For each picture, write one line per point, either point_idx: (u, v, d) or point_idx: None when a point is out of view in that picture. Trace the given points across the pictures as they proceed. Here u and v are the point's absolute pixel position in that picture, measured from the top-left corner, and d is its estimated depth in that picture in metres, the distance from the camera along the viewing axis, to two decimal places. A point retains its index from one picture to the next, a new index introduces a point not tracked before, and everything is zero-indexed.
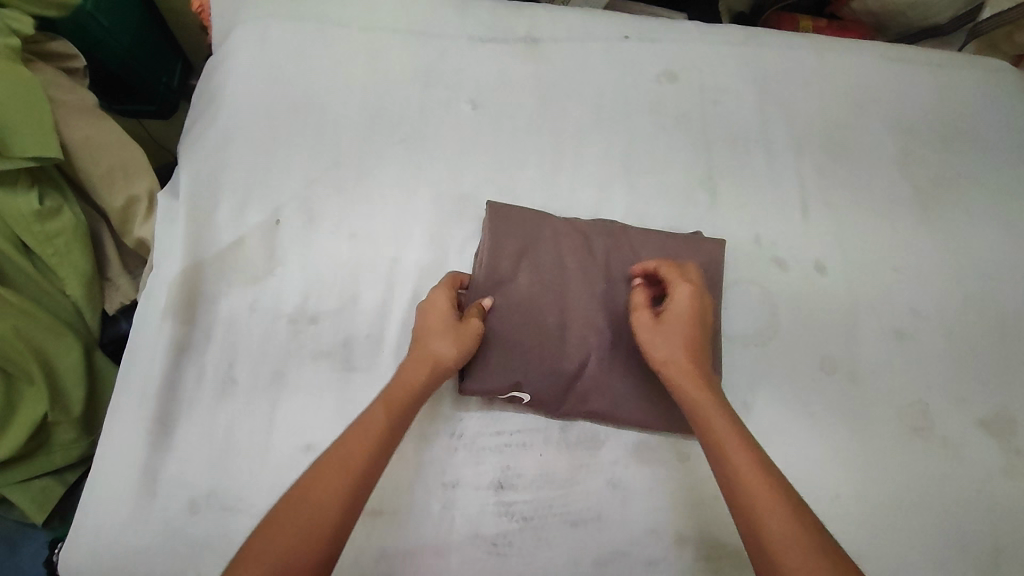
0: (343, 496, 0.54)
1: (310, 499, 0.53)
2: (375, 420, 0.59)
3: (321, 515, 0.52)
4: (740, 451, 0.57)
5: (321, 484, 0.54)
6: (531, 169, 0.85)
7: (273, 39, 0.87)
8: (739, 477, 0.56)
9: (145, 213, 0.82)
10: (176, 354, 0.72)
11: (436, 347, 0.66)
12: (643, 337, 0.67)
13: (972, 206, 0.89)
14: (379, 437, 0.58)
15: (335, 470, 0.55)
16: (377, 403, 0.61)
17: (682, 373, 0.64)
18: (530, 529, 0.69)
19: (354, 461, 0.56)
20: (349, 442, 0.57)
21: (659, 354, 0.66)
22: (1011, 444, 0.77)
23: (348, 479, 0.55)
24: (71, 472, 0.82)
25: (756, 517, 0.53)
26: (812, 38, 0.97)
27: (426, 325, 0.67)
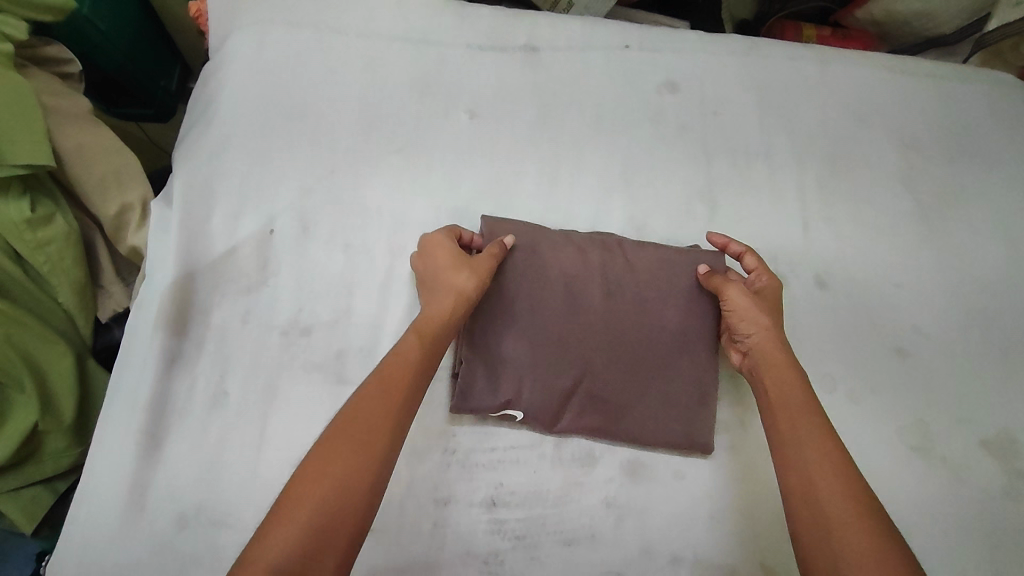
0: (389, 418, 0.56)
1: (358, 423, 0.55)
2: (409, 351, 0.61)
3: (371, 435, 0.54)
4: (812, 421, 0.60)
5: (368, 408, 0.56)
6: (529, 180, 0.84)
7: (270, 45, 0.86)
8: (810, 443, 0.58)
9: (139, 221, 0.82)
10: (166, 365, 0.72)
11: (455, 279, 0.67)
12: (738, 304, 0.70)
13: (976, 221, 0.88)
14: (416, 365, 0.60)
15: (380, 394, 0.57)
16: (409, 333, 0.63)
17: (775, 345, 0.67)
18: (523, 548, 0.68)
19: (396, 386, 0.58)
20: (389, 368, 0.59)
21: (760, 323, 0.68)
22: (1011, 465, 0.76)
23: (392, 403, 0.57)
24: (62, 480, 0.80)
25: (814, 479, 0.56)
26: (814, 49, 0.96)
27: (438, 262, 0.69)
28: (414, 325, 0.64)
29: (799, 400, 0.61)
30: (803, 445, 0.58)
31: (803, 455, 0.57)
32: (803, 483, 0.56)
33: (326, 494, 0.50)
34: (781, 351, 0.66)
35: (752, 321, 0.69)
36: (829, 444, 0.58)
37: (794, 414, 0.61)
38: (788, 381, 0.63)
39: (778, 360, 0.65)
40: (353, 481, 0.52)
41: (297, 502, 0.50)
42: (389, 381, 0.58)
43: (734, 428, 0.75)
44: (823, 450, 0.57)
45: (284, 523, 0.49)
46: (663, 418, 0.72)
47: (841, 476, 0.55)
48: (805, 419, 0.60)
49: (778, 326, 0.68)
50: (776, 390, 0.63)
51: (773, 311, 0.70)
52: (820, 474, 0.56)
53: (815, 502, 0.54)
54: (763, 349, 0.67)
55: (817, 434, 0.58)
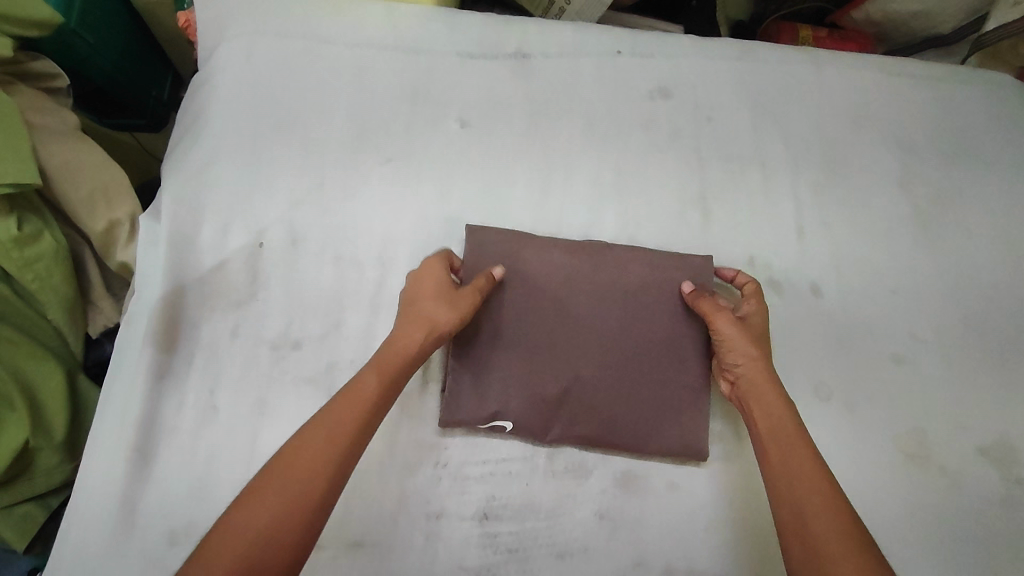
0: (331, 456, 0.55)
1: (298, 463, 0.54)
2: (364, 387, 0.60)
3: (309, 477, 0.53)
4: (805, 454, 0.59)
5: (310, 443, 0.55)
6: (520, 189, 0.83)
7: (260, 57, 0.86)
8: (806, 480, 0.57)
9: (128, 237, 0.80)
10: (157, 381, 0.71)
11: (432, 309, 0.67)
12: (727, 332, 0.69)
13: (973, 225, 0.87)
14: (368, 401, 0.60)
15: (324, 432, 0.56)
16: (369, 368, 0.62)
17: (761, 375, 0.66)
18: (515, 561, 0.67)
19: (343, 423, 0.57)
20: (339, 406, 0.58)
21: (750, 355, 0.67)
22: (1010, 472, 0.75)
23: (337, 443, 0.56)
24: (55, 496, 0.80)
25: (808, 517, 0.55)
26: (808, 51, 0.95)
27: (420, 289, 0.68)
28: (375, 358, 0.63)
29: (792, 433, 0.61)
30: (801, 482, 0.57)
31: (802, 493, 0.56)
32: (797, 522, 0.55)
33: (255, 533, 0.50)
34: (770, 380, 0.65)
35: (741, 352, 0.68)
36: (823, 480, 0.57)
37: (788, 447, 0.60)
38: (776, 411, 0.63)
39: (767, 389, 0.64)
40: (286, 522, 0.51)
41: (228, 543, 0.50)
42: (337, 419, 0.57)
43: (729, 435, 0.75)
44: (818, 484, 0.56)
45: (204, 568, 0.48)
46: (656, 426, 0.72)
47: (840, 514, 0.54)
48: (795, 453, 0.59)
49: (767, 356, 0.67)
50: (770, 421, 0.62)
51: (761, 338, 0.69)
52: (819, 512, 0.54)
53: (809, 542, 0.53)
54: (753, 381, 0.66)
55: (812, 469, 0.58)
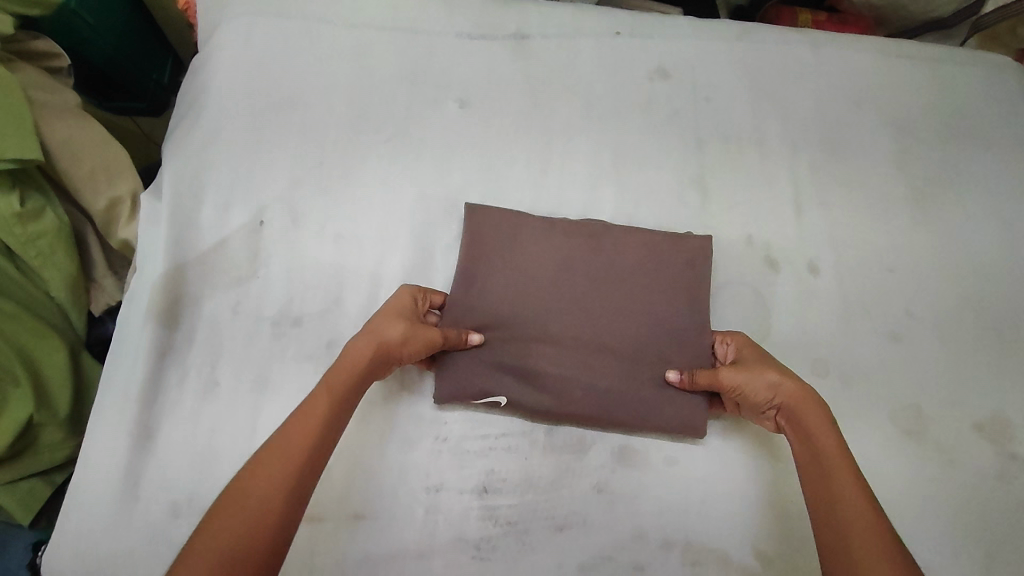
0: (287, 480, 0.53)
1: (255, 486, 0.52)
2: (317, 407, 0.59)
3: (268, 501, 0.51)
4: (847, 475, 0.58)
5: (264, 469, 0.53)
6: (520, 168, 0.83)
7: (259, 37, 0.86)
8: (856, 513, 0.55)
9: (129, 214, 0.82)
10: (159, 357, 0.72)
11: (382, 328, 0.65)
12: (743, 381, 0.68)
13: (970, 204, 0.88)
14: (320, 422, 0.58)
15: (279, 457, 0.54)
16: (319, 390, 0.61)
17: (799, 398, 0.65)
18: (515, 533, 0.68)
19: (296, 447, 0.55)
20: (292, 428, 0.57)
21: (778, 378, 0.66)
22: (1005, 447, 0.75)
23: (294, 464, 0.54)
24: (59, 472, 0.81)
25: (849, 539, 0.54)
26: (806, 32, 0.96)
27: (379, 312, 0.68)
28: (324, 378, 0.62)
29: (843, 467, 0.59)
30: (848, 513, 0.56)
31: (852, 526, 0.55)
32: (837, 543, 0.55)
33: (215, 566, 0.47)
34: (817, 409, 0.64)
35: (764, 387, 0.66)
36: (874, 515, 0.55)
37: (841, 479, 0.58)
38: (819, 435, 0.62)
39: (818, 423, 0.63)
40: (245, 549, 0.49)
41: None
42: (290, 441, 0.56)
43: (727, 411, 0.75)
44: (864, 516, 0.55)
45: None
46: (653, 403, 0.72)
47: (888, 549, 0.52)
48: (841, 475, 0.58)
49: (793, 383, 0.66)
50: (820, 454, 0.61)
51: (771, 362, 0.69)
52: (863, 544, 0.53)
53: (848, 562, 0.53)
54: (795, 408, 0.65)
55: (862, 502, 0.56)
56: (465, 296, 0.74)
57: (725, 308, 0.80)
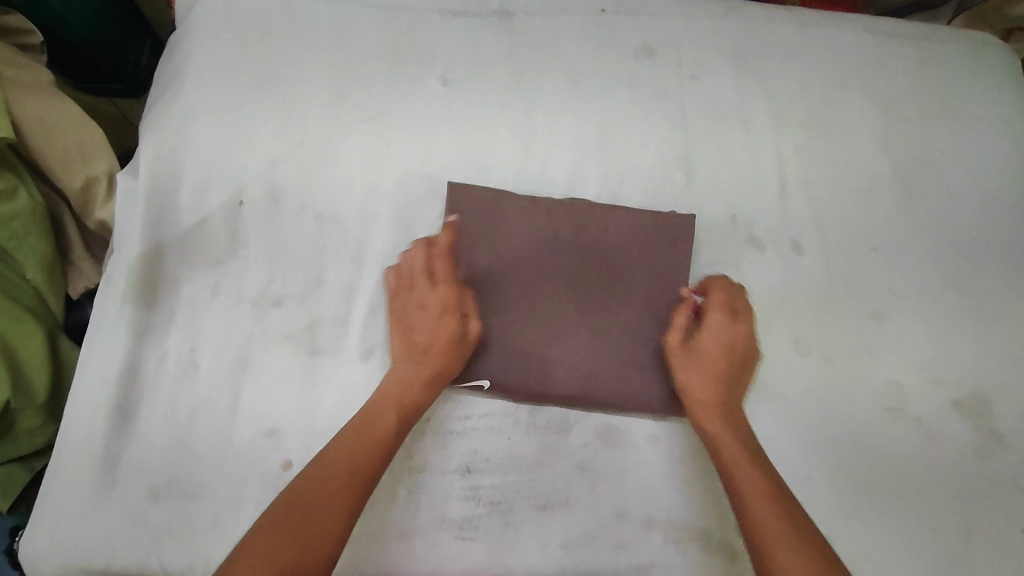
0: (350, 496, 0.58)
1: (318, 500, 0.56)
2: (383, 424, 0.63)
3: (328, 517, 0.56)
4: (756, 485, 0.60)
5: (329, 484, 0.58)
6: (503, 147, 0.82)
7: (237, 14, 0.84)
8: (768, 532, 0.57)
9: (106, 194, 0.81)
10: (136, 338, 0.71)
11: (444, 367, 0.68)
12: (677, 366, 0.70)
13: (954, 182, 0.88)
14: (386, 441, 0.62)
15: (345, 471, 0.59)
16: (387, 406, 0.65)
17: (708, 403, 0.68)
18: (497, 513, 0.68)
19: (361, 463, 0.60)
20: (360, 443, 0.61)
21: (689, 379, 0.69)
22: (985, 424, 0.76)
23: (358, 479, 0.59)
24: (39, 458, 0.80)
25: (768, 555, 0.56)
26: (792, 10, 0.95)
27: (433, 342, 0.68)
28: (393, 399, 0.65)
29: (755, 481, 0.61)
30: (764, 532, 0.57)
31: (768, 546, 0.56)
32: (762, 558, 0.56)
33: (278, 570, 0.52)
34: (716, 417, 0.67)
35: (691, 382, 0.69)
36: (786, 530, 0.57)
37: (751, 495, 0.60)
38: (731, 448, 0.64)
39: (726, 438, 0.65)
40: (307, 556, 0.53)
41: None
42: (357, 458, 0.60)
43: None
44: (781, 531, 0.57)
45: None
46: (639, 384, 0.72)
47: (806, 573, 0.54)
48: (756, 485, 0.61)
49: (717, 385, 0.68)
50: (728, 472, 0.63)
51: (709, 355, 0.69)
52: (782, 563, 0.55)
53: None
54: (701, 413, 0.68)
55: (773, 519, 0.58)
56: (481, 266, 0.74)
57: None
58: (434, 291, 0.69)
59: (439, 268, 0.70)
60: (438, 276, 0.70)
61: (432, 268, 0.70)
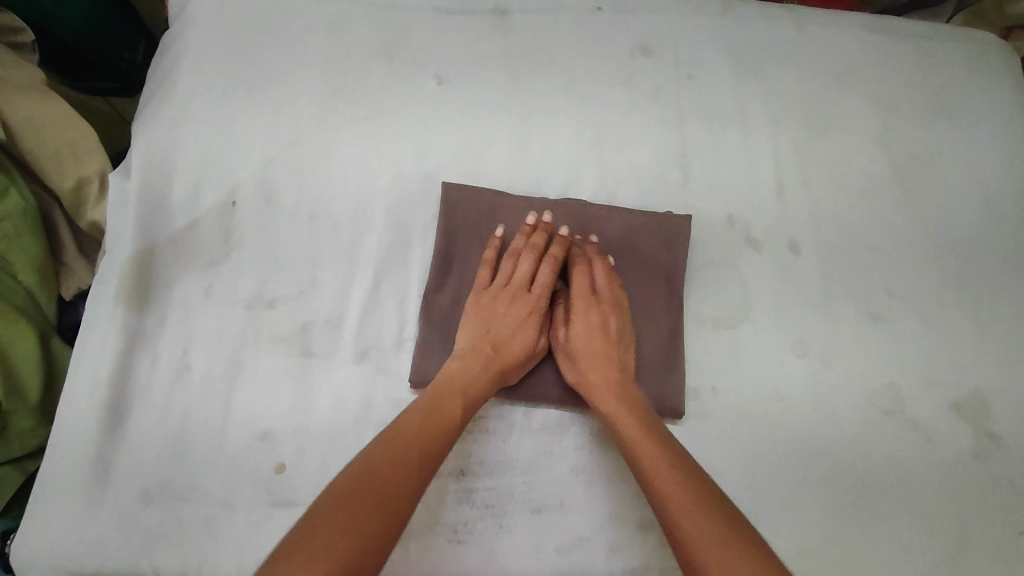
0: (422, 470, 0.56)
1: (394, 468, 0.54)
2: (450, 410, 0.62)
3: (403, 485, 0.53)
4: (649, 449, 0.60)
5: (402, 455, 0.55)
6: (499, 147, 0.82)
7: (231, 13, 0.84)
8: (665, 491, 0.56)
9: (98, 195, 0.80)
10: (128, 340, 0.70)
11: (510, 374, 0.68)
12: (562, 354, 0.71)
13: (953, 183, 0.87)
14: (451, 426, 0.61)
15: (416, 445, 0.57)
16: (451, 393, 0.63)
17: (600, 380, 0.67)
18: (492, 516, 0.67)
19: (431, 442, 0.58)
20: (429, 424, 0.60)
21: (575, 364, 0.69)
22: (982, 426, 0.76)
23: (429, 456, 0.57)
24: (31, 461, 0.80)
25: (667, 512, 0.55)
26: (790, 9, 0.94)
27: (511, 347, 0.69)
28: (458, 387, 0.64)
29: (649, 448, 0.60)
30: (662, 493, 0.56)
31: (666, 506, 0.55)
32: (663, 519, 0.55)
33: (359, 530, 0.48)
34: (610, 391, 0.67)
35: (574, 366, 0.69)
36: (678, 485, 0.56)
37: (653, 470, 0.58)
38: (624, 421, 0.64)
39: (618, 410, 0.65)
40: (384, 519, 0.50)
41: (314, 561, 0.45)
42: (427, 436, 0.58)
43: (706, 393, 0.74)
44: (679, 486, 0.56)
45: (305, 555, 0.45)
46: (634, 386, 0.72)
47: (701, 520, 0.52)
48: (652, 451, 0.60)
49: (601, 362, 0.69)
50: (629, 444, 0.62)
51: (587, 337, 0.70)
52: (681, 520, 0.53)
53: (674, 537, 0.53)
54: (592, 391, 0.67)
55: (670, 479, 0.57)
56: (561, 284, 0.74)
57: (706, 290, 0.79)
58: (530, 299, 0.71)
59: (540, 275, 0.72)
60: (536, 283, 0.71)
61: (535, 276, 0.72)
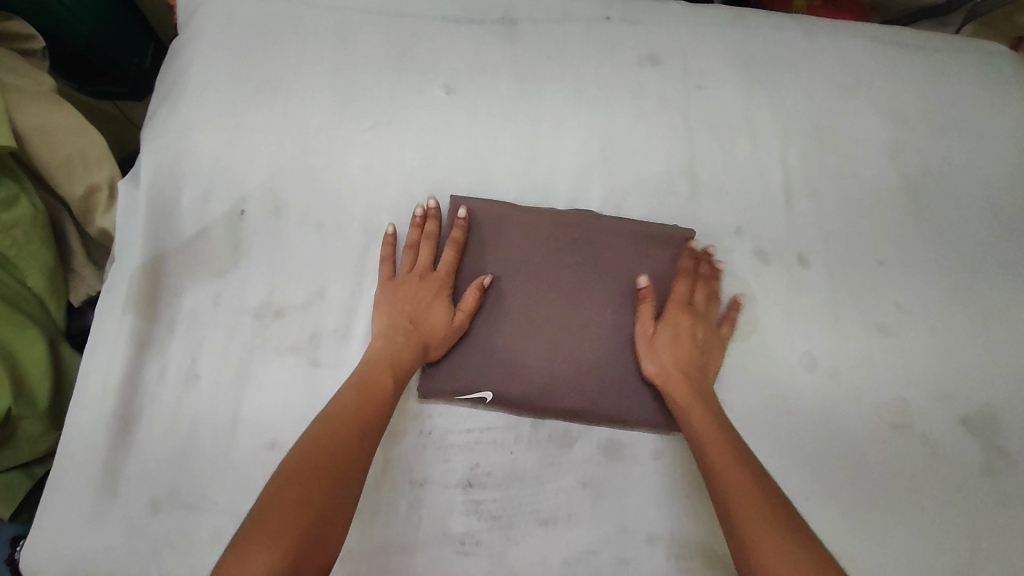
0: (359, 437, 0.58)
1: (331, 439, 0.57)
2: (382, 381, 0.65)
3: (344, 457, 0.56)
4: (719, 446, 0.63)
5: (337, 427, 0.58)
6: (507, 157, 0.82)
7: (239, 22, 0.84)
8: (735, 484, 0.58)
9: (107, 203, 0.82)
10: (138, 348, 0.71)
11: (432, 351, 0.70)
12: (643, 344, 0.72)
13: (963, 195, 0.87)
14: (384, 397, 0.64)
15: (349, 417, 0.60)
16: (378, 367, 0.66)
17: (681, 380, 0.70)
18: (499, 528, 0.67)
19: (365, 413, 0.61)
20: (361, 397, 0.62)
21: (659, 359, 0.71)
22: (992, 441, 0.75)
23: (364, 425, 0.60)
24: (40, 466, 0.80)
25: (733, 501, 0.57)
26: (799, 19, 0.94)
27: (424, 322, 0.70)
28: (374, 363, 0.66)
29: (725, 448, 0.62)
30: (732, 485, 0.58)
31: (732, 498, 0.57)
32: (728, 506, 0.57)
33: (302, 499, 0.51)
34: (687, 391, 0.69)
35: (657, 359, 0.71)
36: (745, 481, 0.58)
37: (720, 465, 0.61)
38: (708, 421, 0.65)
39: (694, 408, 0.67)
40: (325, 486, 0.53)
41: (271, 539, 0.48)
42: (361, 408, 0.61)
43: None
44: (746, 481, 0.58)
45: (260, 530, 0.48)
46: (643, 396, 0.72)
47: (762, 512, 0.55)
48: (724, 447, 0.62)
49: (687, 368, 0.71)
50: (698, 437, 0.64)
51: (675, 339, 0.72)
52: (749, 513, 0.56)
53: (734, 526, 0.56)
54: (672, 388, 0.69)
55: (741, 476, 0.59)
56: (478, 264, 0.75)
57: None
58: (434, 276, 0.73)
59: (444, 257, 0.74)
60: (442, 263, 0.74)
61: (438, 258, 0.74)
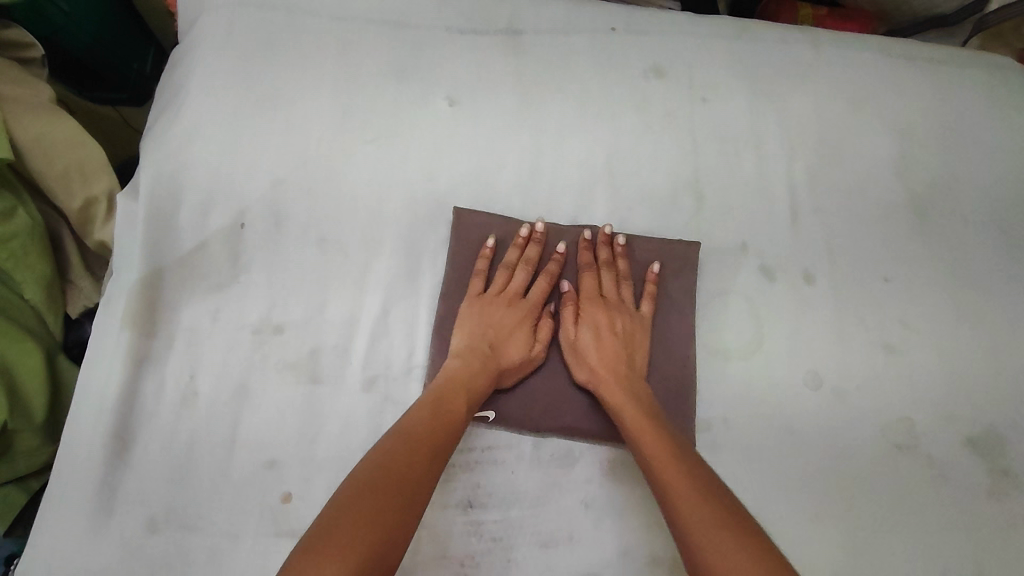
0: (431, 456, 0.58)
1: (402, 456, 0.57)
2: (455, 400, 0.64)
3: (413, 475, 0.55)
4: (658, 449, 0.61)
5: (407, 444, 0.58)
6: (510, 170, 0.81)
7: (239, 31, 0.83)
8: (673, 488, 0.57)
9: (105, 214, 0.80)
10: (136, 364, 0.70)
11: (505, 378, 0.70)
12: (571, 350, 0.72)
13: (971, 211, 0.86)
14: (455, 415, 0.63)
15: (421, 434, 0.59)
16: (450, 387, 0.65)
17: (609, 379, 0.69)
18: (500, 550, 0.66)
19: (437, 431, 0.60)
20: (434, 414, 0.62)
21: (586, 362, 0.71)
22: (998, 463, 0.75)
23: (435, 444, 0.59)
24: (36, 478, 0.80)
25: (674, 506, 0.56)
26: (806, 31, 0.93)
27: (501, 347, 0.70)
28: (447, 385, 0.65)
29: (658, 446, 0.62)
30: (669, 490, 0.58)
31: (672, 502, 0.57)
32: (673, 511, 0.56)
33: (374, 513, 0.51)
34: (616, 390, 0.68)
35: (585, 364, 0.71)
36: (688, 486, 0.57)
37: (662, 468, 0.59)
38: (643, 423, 0.64)
39: (625, 408, 0.66)
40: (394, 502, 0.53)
41: (339, 550, 0.47)
42: (435, 426, 0.60)
43: (717, 426, 0.74)
44: (689, 483, 0.57)
45: (330, 541, 0.48)
46: None
47: (708, 513, 0.54)
48: (659, 448, 0.61)
49: (610, 365, 0.69)
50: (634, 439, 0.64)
51: (597, 338, 0.71)
52: (691, 519, 0.54)
53: (681, 532, 0.55)
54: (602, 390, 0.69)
55: (682, 483, 0.57)
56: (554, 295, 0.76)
57: (718, 320, 0.78)
58: (521, 305, 0.73)
59: (536, 285, 0.74)
60: (535, 290, 0.74)
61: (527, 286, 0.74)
